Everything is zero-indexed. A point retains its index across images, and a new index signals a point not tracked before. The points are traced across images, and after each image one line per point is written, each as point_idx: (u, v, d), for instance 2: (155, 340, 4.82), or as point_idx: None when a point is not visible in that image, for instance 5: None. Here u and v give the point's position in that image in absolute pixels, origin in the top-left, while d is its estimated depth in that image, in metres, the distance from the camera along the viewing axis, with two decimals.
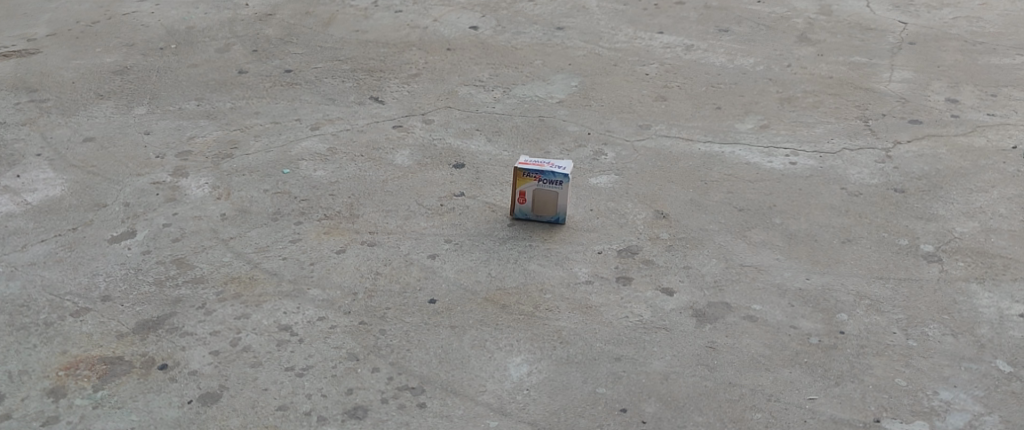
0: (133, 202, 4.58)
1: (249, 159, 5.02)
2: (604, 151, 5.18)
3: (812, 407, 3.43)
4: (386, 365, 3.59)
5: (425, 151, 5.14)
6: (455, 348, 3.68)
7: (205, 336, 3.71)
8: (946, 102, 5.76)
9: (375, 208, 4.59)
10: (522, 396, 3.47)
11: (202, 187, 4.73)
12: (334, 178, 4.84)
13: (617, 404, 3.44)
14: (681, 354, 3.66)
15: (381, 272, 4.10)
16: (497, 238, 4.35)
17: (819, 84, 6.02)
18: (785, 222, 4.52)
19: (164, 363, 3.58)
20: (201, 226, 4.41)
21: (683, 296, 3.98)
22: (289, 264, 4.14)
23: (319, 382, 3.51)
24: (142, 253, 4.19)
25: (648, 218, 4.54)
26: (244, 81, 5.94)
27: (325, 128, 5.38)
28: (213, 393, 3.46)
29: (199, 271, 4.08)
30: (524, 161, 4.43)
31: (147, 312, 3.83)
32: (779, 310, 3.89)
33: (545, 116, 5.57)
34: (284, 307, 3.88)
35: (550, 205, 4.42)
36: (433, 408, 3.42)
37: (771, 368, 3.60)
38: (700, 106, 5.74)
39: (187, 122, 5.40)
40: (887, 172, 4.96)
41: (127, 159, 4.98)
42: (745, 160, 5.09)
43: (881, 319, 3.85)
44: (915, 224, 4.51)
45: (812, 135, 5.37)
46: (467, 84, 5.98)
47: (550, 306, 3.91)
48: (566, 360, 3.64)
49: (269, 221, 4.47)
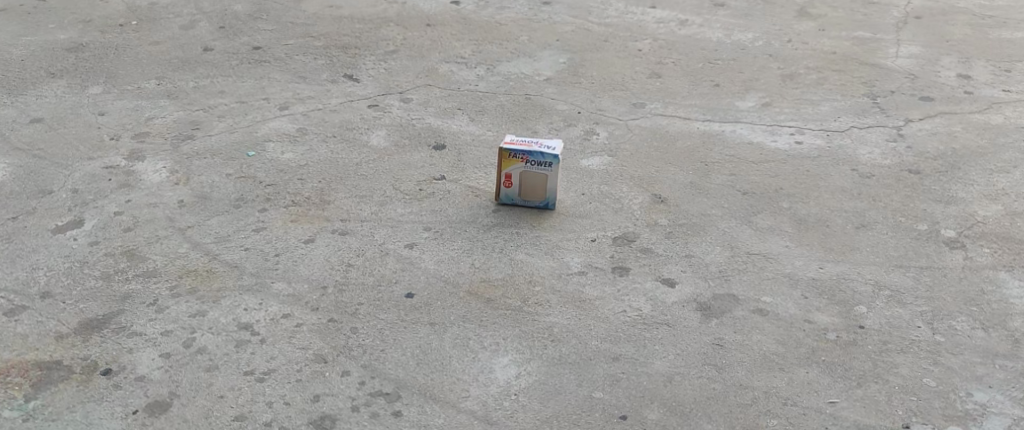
0: (81, 189, 4.18)
1: (211, 141, 4.64)
2: (595, 130, 4.82)
3: (833, 412, 3.07)
4: (357, 368, 3.23)
5: (402, 132, 4.77)
6: (435, 348, 3.31)
7: (155, 336, 3.33)
8: (958, 78, 5.41)
9: (348, 193, 4.21)
10: (510, 403, 3.11)
11: (159, 171, 4.35)
12: (303, 161, 4.47)
13: (616, 410, 3.08)
14: (686, 353, 3.29)
15: (353, 263, 3.73)
16: (481, 225, 3.99)
17: (822, 60, 5.67)
18: (794, 206, 4.17)
19: (107, 368, 3.20)
20: (156, 215, 4.02)
21: (686, 287, 3.62)
22: (251, 256, 3.76)
23: (282, 388, 3.15)
24: (89, 245, 3.80)
25: (645, 201, 4.19)
26: (209, 59, 5.54)
27: (295, 107, 5.00)
28: (161, 402, 3.08)
29: (151, 265, 3.70)
30: (509, 141, 4.06)
31: (91, 310, 3.44)
32: (791, 303, 3.54)
33: (531, 94, 5.21)
34: (245, 303, 3.50)
35: (538, 189, 4.05)
36: (409, 418, 3.05)
37: (787, 368, 3.24)
38: (697, 83, 5.38)
39: (146, 102, 5.00)
40: (900, 152, 4.62)
41: (77, 142, 4.58)
42: (747, 139, 4.74)
43: (904, 312, 3.49)
44: (934, 207, 4.16)
45: (817, 113, 5.02)
46: (448, 61, 5.61)
47: (540, 299, 3.55)
48: (559, 360, 3.27)
49: (231, 208, 4.08)
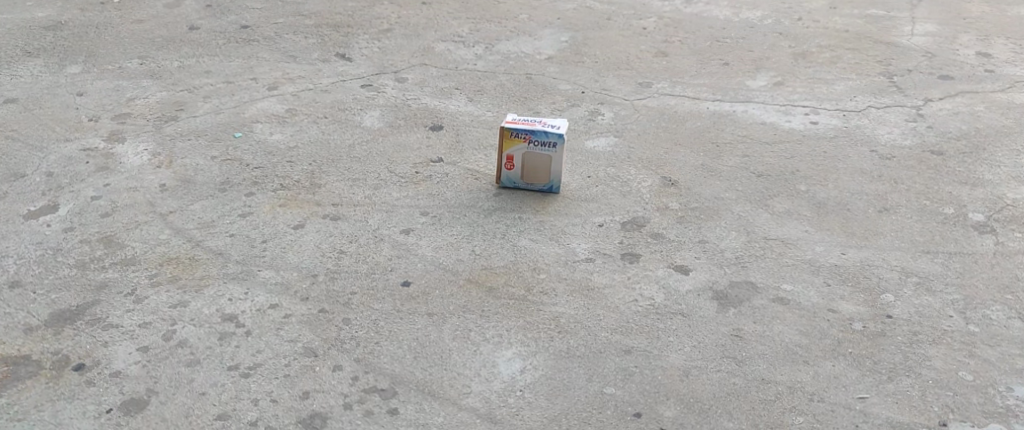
0: (57, 172, 3.95)
1: (195, 122, 4.40)
2: (600, 111, 4.59)
3: (863, 409, 2.85)
4: (349, 362, 3.00)
5: (397, 112, 4.53)
6: (433, 340, 3.08)
7: (132, 328, 3.10)
8: (978, 56, 5.18)
9: (341, 176, 3.98)
10: (515, 400, 2.88)
11: (140, 154, 4.11)
12: (293, 143, 4.23)
13: (630, 407, 2.86)
14: (703, 345, 3.07)
15: (346, 250, 3.50)
16: (481, 210, 3.76)
17: (835, 38, 5.43)
18: (812, 189, 3.95)
19: (79, 363, 2.97)
20: (136, 199, 3.78)
21: (700, 275, 3.40)
22: (237, 242, 3.53)
23: (268, 384, 2.92)
24: (63, 231, 3.57)
25: (655, 184, 3.96)
26: (194, 38, 5.30)
27: (284, 87, 4.76)
28: (138, 400, 2.85)
29: (130, 252, 3.46)
30: (511, 121, 3.84)
31: (64, 300, 3.21)
32: (813, 291, 3.32)
33: (532, 74, 4.97)
34: (229, 293, 3.27)
35: (542, 172, 3.83)
36: (406, 416, 2.83)
37: (811, 361, 3.01)
38: (705, 62, 5.15)
39: (127, 82, 4.76)
40: (921, 132, 4.40)
41: (53, 124, 4.34)
42: (759, 119, 4.52)
43: (934, 300, 3.27)
44: (960, 189, 3.94)
45: (832, 93, 4.79)
46: (445, 40, 5.36)
47: (545, 288, 3.32)
48: (567, 353, 3.04)
49: (216, 192, 3.85)
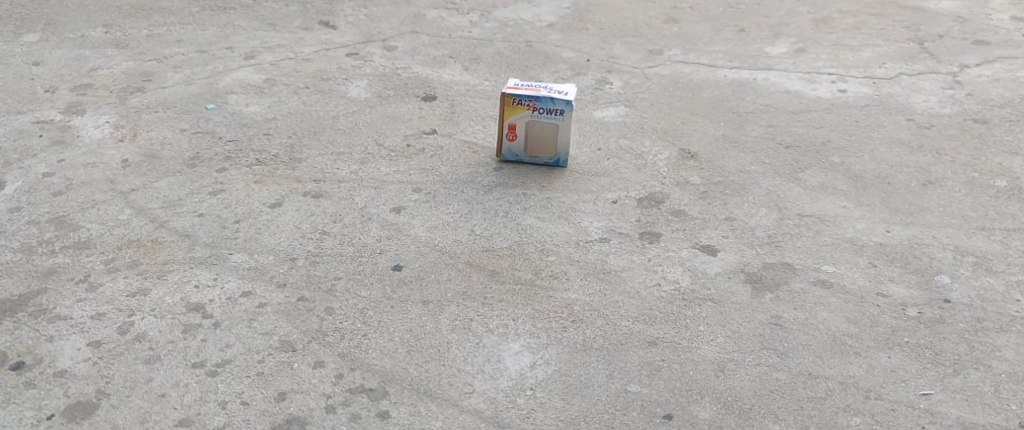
0: (6, 147, 3.53)
1: (164, 93, 3.98)
2: (608, 79, 4.19)
3: (928, 407, 2.47)
4: (333, 358, 2.60)
5: (386, 82, 4.12)
6: (429, 332, 2.69)
7: (83, 321, 2.70)
8: (1013, 21, 4.80)
9: (324, 150, 3.58)
10: (525, 400, 2.49)
11: (100, 127, 3.70)
12: (271, 115, 3.82)
13: (658, 407, 2.47)
14: (739, 336, 2.68)
15: (329, 231, 3.10)
16: (480, 185, 3.36)
17: (857, 3, 5.03)
18: (846, 161, 3.56)
19: (18, 362, 2.56)
20: (94, 176, 3.38)
21: (730, 256, 3.01)
22: (206, 223, 3.13)
23: (239, 385, 2.52)
24: (10, 211, 3.16)
25: (673, 156, 3.57)
26: (165, 5, 4.87)
27: (262, 56, 4.35)
28: (85, 404, 2.45)
29: (84, 234, 3.06)
30: (513, 86, 3.44)
31: (6, 290, 2.80)
32: (859, 273, 2.93)
33: (533, 42, 4.57)
34: (196, 279, 2.86)
35: (548, 143, 3.43)
36: (400, 420, 2.44)
37: (864, 353, 2.63)
38: (719, 28, 4.75)
39: (90, 52, 4.34)
40: (960, 100, 4.01)
41: (5, 96, 3.92)
42: (782, 88, 4.12)
43: (996, 282, 2.89)
44: (1011, 160, 3.56)
45: (859, 59, 4.40)
46: (437, 6, 4.95)
47: (556, 272, 2.93)
48: (583, 346, 2.65)
49: (184, 168, 3.44)
